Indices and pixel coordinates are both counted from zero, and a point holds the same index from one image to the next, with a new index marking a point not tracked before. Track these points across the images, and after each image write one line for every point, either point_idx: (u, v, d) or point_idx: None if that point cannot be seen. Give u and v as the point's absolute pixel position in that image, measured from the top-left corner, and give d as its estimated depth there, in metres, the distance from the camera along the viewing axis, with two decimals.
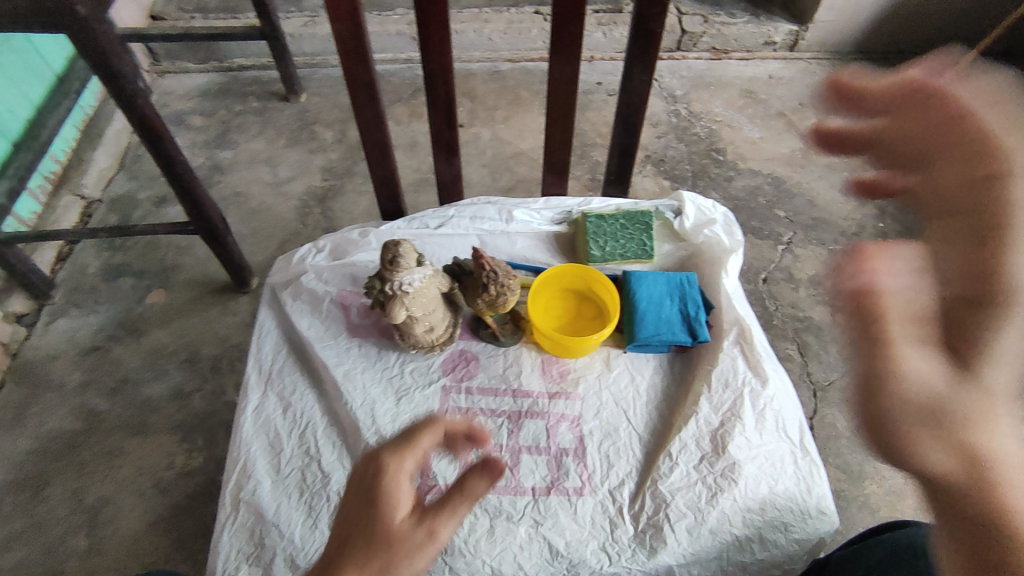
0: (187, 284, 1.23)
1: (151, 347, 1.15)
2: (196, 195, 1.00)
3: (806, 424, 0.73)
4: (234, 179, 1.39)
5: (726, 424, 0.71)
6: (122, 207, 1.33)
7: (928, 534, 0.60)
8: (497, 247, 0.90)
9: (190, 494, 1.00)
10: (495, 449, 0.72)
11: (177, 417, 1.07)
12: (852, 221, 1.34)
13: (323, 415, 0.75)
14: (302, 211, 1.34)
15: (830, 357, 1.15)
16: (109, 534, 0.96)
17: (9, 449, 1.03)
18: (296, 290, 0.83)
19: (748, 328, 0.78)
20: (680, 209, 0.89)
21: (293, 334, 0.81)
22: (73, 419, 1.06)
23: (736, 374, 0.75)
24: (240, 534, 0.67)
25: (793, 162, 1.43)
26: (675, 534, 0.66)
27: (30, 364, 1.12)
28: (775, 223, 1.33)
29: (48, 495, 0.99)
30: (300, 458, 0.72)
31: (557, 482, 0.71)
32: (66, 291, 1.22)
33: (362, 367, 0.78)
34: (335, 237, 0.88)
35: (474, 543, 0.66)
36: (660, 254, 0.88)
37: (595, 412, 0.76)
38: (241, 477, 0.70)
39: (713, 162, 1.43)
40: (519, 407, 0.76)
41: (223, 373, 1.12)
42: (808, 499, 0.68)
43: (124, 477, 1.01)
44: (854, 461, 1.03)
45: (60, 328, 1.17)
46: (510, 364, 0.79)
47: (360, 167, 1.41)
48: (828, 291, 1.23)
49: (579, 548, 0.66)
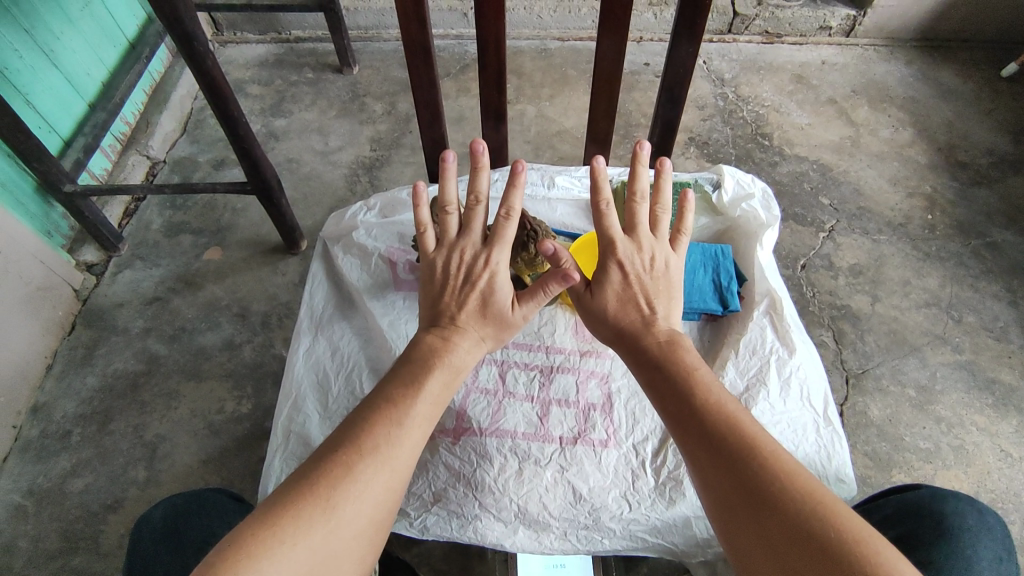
0: (241, 243, 1.30)
1: (206, 300, 1.22)
2: (255, 156, 1.06)
3: (831, 396, 0.74)
4: (288, 146, 1.45)
5: (750, 388, 0.73)
6: (184, 168, 1.40)
7: (935, 494, 0.62)
8: (539, 211, 0.94)
9: (239, 436, 1.07)
10: (526, 400, 0.76)
11: (228, 365, 1.14)
12: (899, 211, 1.31)
13: (368, 358, 0.79)
14: (350, 178, 1.39)
15: (864, 346, 1.14)
16: (165, 467, 1.04)
17: (79, 385, 1.12)
18: (347, 245, 0.88)
19: (779, 299, 0.79)
20: (719, 182, 0.90)
21: (343, 287, 0.86)
22: (136, 362, 1.15)
23: (764, 341, 0.76)
24: (290, 462, 0.73)
25: (840, 149, 1.41)
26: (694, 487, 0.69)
27: (98, 310, 1.21)
28: (817, 210, 1.31)
29: (112, 429, 1.08)
30: (346, 397, 0.77)
31: (583, 433, 0.74)
32: (132, 245, 1.30)
33: (404, 318, 0.81)
34: (384, 195, 0.92)
35: (503, 481, 0.71)
36: (697, 227, 0.90)
37: (624, 371, 0.78)
38: (293, 410, 0.76)
39: (758, 146, 1.42)
40: (551, 362, 0.79)
41: (272, 328, 1.18)
42: (827, 466, 0.70)
43: (179, 417, 1.09)
44: (882, 450, 1.03)
45: (125, 278, 1.25)
46: (545, 322, 0.82)
47: (407, 139, 1.45)
48: (867, 281, 1.22)
49: (601, 494, 0.70)
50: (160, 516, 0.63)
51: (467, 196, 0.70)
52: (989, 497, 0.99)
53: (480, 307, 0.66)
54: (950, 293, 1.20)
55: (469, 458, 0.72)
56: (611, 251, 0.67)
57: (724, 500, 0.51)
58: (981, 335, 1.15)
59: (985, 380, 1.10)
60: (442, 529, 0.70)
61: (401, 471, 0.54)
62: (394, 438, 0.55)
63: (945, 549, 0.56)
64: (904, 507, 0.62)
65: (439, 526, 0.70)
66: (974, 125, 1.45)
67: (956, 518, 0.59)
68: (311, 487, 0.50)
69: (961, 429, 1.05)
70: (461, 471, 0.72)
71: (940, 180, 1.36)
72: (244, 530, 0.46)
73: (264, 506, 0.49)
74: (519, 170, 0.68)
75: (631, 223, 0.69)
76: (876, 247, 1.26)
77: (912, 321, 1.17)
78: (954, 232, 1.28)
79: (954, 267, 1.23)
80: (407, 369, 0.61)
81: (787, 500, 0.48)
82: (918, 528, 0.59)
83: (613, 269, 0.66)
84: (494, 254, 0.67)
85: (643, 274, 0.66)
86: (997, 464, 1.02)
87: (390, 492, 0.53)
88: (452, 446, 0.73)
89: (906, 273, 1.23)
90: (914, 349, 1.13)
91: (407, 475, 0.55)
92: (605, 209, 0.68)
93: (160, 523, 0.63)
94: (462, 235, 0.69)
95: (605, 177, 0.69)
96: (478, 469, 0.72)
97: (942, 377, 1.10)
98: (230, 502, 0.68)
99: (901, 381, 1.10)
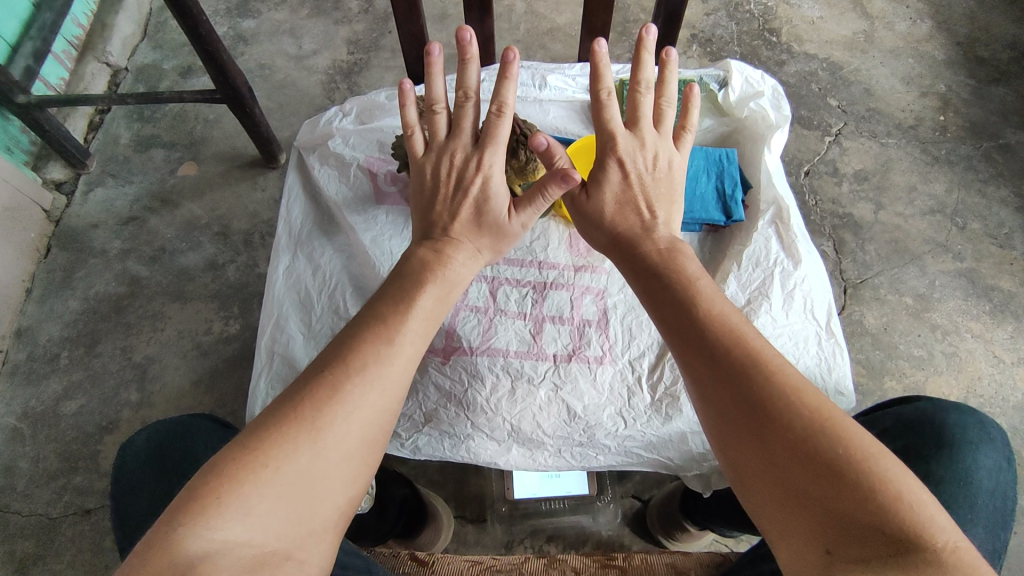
0: (217, 157, 1.22)
1: (184, 218, 1.17)
2: (221, 60, 0.97)
3: (835, 308, 0.72)
4: (259, 50, 1.34)
5: (752, 302, 0.71)
6: (149, 76, 1.30)
7: (938, 405, 0.60)
8: (529, 114, 0.87)
9: (230, 357, 1.06)
10: (518, 317, 0.74)
11: (213, 287, 1.11)
12: (910, 112, 1.24)
13: (351, 278, 0.76)
14: (328, 84, 1.31)
15: (864, 255, 1.11)
16: (158, 388, 1.04)
17: (61, 308, 1.09)
18: (324, 155, 0.82)
19: (786, 208, 0.75)
20: (727, 80, 0.82)
21: (322, 201, 0.81)
22: (118, 284, 1.11)
23: (768, 253, 0.73)
24: (276, 384, 0.72)
25: (852, 45, 1.31)
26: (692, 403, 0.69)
27: (72, 231, 1.15)
28: (824, 112, 1.24)
29: (100, 351, 1.06)
30: (330, 317, 0.74)
31: (578, 350, 0.72)
32: (101, 161, 1.22)
33: (389, 234, 0.77)
34: (361, 99, 0.84)
35: (496, 401, 0.70)
36: (700, 130, 0.84)
37: (621, 286, 0.75)
38: (275, 332, 0.74)
39: (764, 43, 1.31)
40: (544, 278, 0.76)
41: (256, 247, 1.14)
42: (827, 379, 0.69)
43: (167, 339, 1.07)
44: (876, 358, 1.04)
45: (97, 197, 1.18)
46: (537, 236, 0.77)
47: (387, 40, 1.34)
48: (872, 187, 1.17)
49: (596, 411, 0.69)
50: (142, 441, 0.62)
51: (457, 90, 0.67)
52: (977, 401, 1.01)
53: (475, 217, 0.64)
54: (956, 199, 1.16)
55: (459, 378, 0.70)
56: (611, 147, 0.64)
57: (722, 413, 0.50)
58: (985, 242, 1.12)
59: (984, 288, 1.09)
60: (434, 448, 0.70)
61: (393, 391, 0.53)
62: (384, 357, 0.53)
63: (943, 462, 0.56)
64: (903, 420, 0.61)
65: (431, 446, 0.70)
66: (998, 15, 1.34)
67: (958, 430, 0.58)
68: (296, 411, 0.49)
69: (956, 336, 1.05)
70: (452, 391, 0.70)
71: (957, 78, 1.28)
72: (227, 455, 0.47)
73: (250, 430, 0.49)
74: (511, 58, 0.64)
75: (634, 116, 0.66)
76: (884, 151, 1.21)
77: (915, 229, 1.14)
78: (966, 134, 1.22)
79: (964, 171, 1.19)
80: (398, 287, 0.60)
81: (790, 416, 0.47)
82: (919, 442, 0.58)
83: (612, 168, 0.64)
84: (487, 158, 0.64)
85: (645, 175, 0.64)
86: (988, 369, 1.03)
87: (383, 412, 0.52)
88: (442, 366, 0.71)
89: (913, 178, 1.18)
90: (915, 258, 1.11)
91: (400, 392, 0.54)
92: (605, 98, 0.66)
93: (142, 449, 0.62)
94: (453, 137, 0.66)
95: (608, 63, 0.66)
96: (469, 389, 0.70)
97: (941, 285, 1.09)
98: (214, 427, 0.65)
99: (900, 290, 1.08)
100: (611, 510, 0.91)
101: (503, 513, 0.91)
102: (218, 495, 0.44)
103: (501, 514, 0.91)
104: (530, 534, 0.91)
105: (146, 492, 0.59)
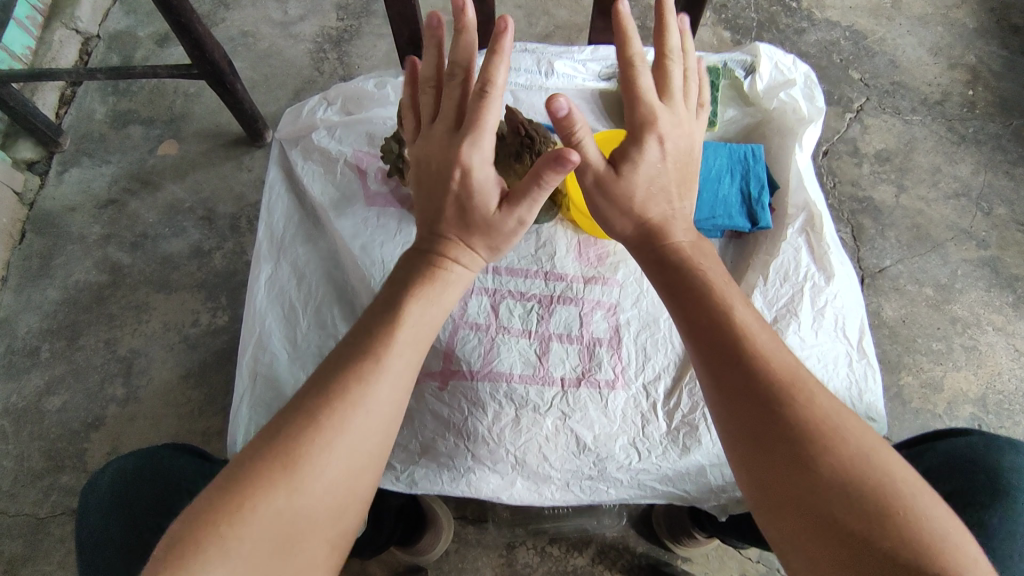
0: (199, 135, 1.14)
1: (166, 201, 1.10)
2: (197, 33, 0.89)
3: (867, 326, 0.67)
4: (241, 16, 1.24)
5: (779, 320, 0.66)
6: (122, 44, 1.19)
7: (990, 444, 0.56)
8: (534, 104, 0.80)
9: (218, 350, 1.02)
10: (523, 336, 0.69)
11: (199, 275, 1.06)
12: (937, 86, 1.17)
13: (340, 289, 0.71)
14: (316, 54, 1.22)
15: (883, 242, 1.06)
16: (144, 383, 1.00)
17: (39, 297, 1.04)
18: (309, 151, 0.75)
19: (817, 215, 0.69)
20: (754, 66, 0.77)
21: (307, 203, 0.75)
22: (98, 272, 1.06)
23: (798, 265, 0.68)
24: (258, 407, 0.67)
25: (877, 12, 1.22)
26: (710, 433, 0.65)
27: (48, 215, 1.09)
28: (845, 86, 1.16)
29: (83, 344, 1.02)
30: (317, 333, 0.70)
31: (588, 373, 0.67)
32: (75, 138, 1.14)
33: (379, 241, 0.71)
34: (345, 87, 0.77)
35: (498, 432, 0.65)
36: (723, 122, 0.77)
37: (634, 301, 0.71)
38: (258, 349, 0.69)
39: (784, 9, 1.22)
40: (550, 291, 0.71)
41: (242, 232, 1.08)
42: (857, 405, 0.65)
43: (152, 331, 1.03)
44: (893, 352, 0.99)
45: (72, 178, 1.11)
46: (543, 244, 0.73)
47: (378, 5, 1.25)
48: (894, 168, 1.11)
49: (607, 442, 0.65)
50: (106, 483, 0.57)
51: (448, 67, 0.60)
52: (997, 398, 0.98)
53: (460, 212, 0.58)
54: (983, 182, 1.10)
55: (460, 405, 0.66)
56: (648, 121, 0.58)
57: (745, 438, 0.46)
58: (1011, 229, 1.07)
59: (1008, 278, 1.04)
60: (432, 483, 0.66)
61: (386, 419, 0.48)
62: (376, 381, 0.48)
63: (998, 511, 0.52)
64: (950, 460, 0.57)
65: (428, 480, 0.66)
66: None
67: (1013, 475, 0.54)
68: (280, 441, 0.45)
69: (977, 329, 1.01)
70: (451, 419, 0.66)
71: (987, 49, 1.20)
72: (211, 496, 0.42)
73: (236, 466, 0.44)
74: (504, 26, 0.55)
75: (664, 87, 0.60)
76: (908, 130, 1.13)
77: (938, 214, 1.08)
78: (995, 111, 1.15)
79: (991, 151, 1.12)
80: (393, 295, 0.54)
81: (823, 451, 0.42)
82: (968, 487, 0.54)
83: (649, 143, 0.58)
84: (464, 151, 0.56)
85: (677, 153, 0.59)
86: (1009, 364, 0.99)
87: (375, 443, 0.48)
88: (441, 391, 0.67)
89: (938, 158, 1.12)
90: (937, 245, 1.06)
91: (394, 419, 0.49)
92: (637, 64, 0.58)
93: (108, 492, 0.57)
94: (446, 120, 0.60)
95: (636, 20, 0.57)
96: (471, 417, 0.66)
97: (963, 275, 1.04)
98: (192, 468, 0.59)
99: (920, 280, 1.03)
100: (615, 513, 0.89)
101: (504, 516, 0.89)
102: (196, 539, 0.40)
103: (502, 517, 0.89)
104: (533, 536, 0.88)
105: (114, 541, 0.55)
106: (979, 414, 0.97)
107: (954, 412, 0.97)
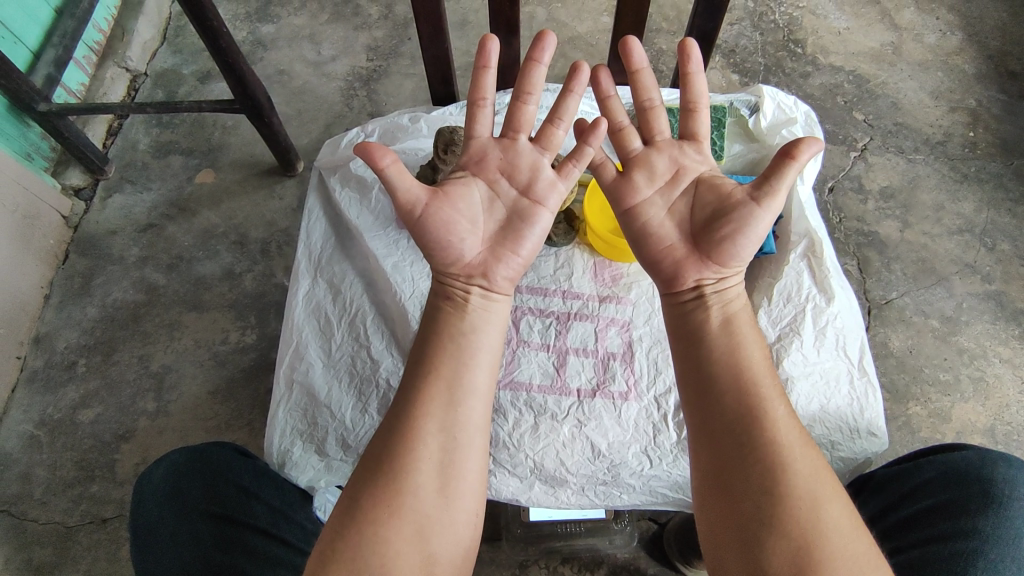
0: (234, 165, 1.21)
1: (202, 227, 1.16)
2: (241, 72, 0.97)
3: (867, 345, 0.71)
4: (278, 56, 1.33)
5: (783, 338, 0.70)
6: (167, 81, 1.28)
7: (984, 457, 0.59)
8: None
9: (246, 367, 1.06)
10: (542, 349, 0.73)
11: (230, 296, 1.11)
12: (939, 127, 1.21)
13: (372, 304, 0.76)
14: (346, 91, 1.30)
15: (889, 275, 1.09)
16: (174, 398, 1.04)
17: (78, 315, 1.10)
18: (346, 177, 0.81)
19: (818, 241, 0.73)
20: (758, 105, 0.82)
21: (343, 224, 0.80)
22: (136, 291, 1.11)
23: (800, 287, 0.72)
24: (295, 412, 0.72)
25: (879, 57, 1.28)
26: None
27: (91, 238, 1.16)
28: (849, 126, 1.22)
29: (117, 359, 1.07)
30: (351, 344, 0.74)
31: (602, 384, 0.71)
32: (119, 167, 1.22)
33: (410, 260, 0.76)
34: (384, 122, 0.86)
35: (518, 437, 0.69)
36: (729, 156, 0.83)
37: (646, 319, 0.74)
38: (295, 358, 0.74)
39: (789, 54, 1.28)
40: (568, 308, 0.75)
41: (272, 256, 1.14)
42: (859, 419, 0.68)
43: (183, 348, 1.07)
44: (900, 382, 1.01)
45: (115, 203, 1.18)
46: (561, 264, 0.77)
47: (406, 47, 1.33)
48: (898, 205, 1.15)
49: (620, 450, 0.68)
50: (161, 474, 0.61)
51: (513, 98, 0.63)
52: (1005, 428, 0.99)
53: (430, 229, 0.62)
54: (985, 219, 1.13)
55: None
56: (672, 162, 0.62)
57: (720, 478, 0.51)
58: (1015, 263, 1.10)
59: (1013, 311, 1.06)
60: None
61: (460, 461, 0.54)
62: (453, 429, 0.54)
63: (990, 520, 0.55)
64: (946, 472, 0.59)
65: None
66: None
67: (1005, 486, 0.56)
68: (377, 482, 0.52)
69: (984, 360, 1.03)
70: None
71: (987, 93, 1.25)
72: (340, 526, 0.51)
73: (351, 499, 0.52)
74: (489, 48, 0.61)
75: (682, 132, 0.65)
76: (911, 168, 1.18)
77: (942, 249, 1.11)
78: (996, 150, 1.19)
79: (993, 189, 1.16)
80: (457, 350, 0.57)
81: (783, 510, 0.48)
82: (963, 497, 0.57)
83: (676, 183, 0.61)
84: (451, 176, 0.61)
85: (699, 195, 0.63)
86: (1015, 396, 1.01)
87: (456, 483, 0.53)
88: None
89: (941, 196, 1.16)
90: (942, 279, 1.09)
91: (471, 461, 0.54)
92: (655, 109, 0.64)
93: (163, 482, 0.61)
94: (502, 153, 0.62)
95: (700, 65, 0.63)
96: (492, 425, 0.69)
97: (968, 308, 1.07)
98: (237, 459, 0.64)
99: (925, 312, 1.06)
100: (627, 533, 0.90)
101: (517, 534, 0.89)
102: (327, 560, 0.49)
103: (515, 534, 0.89)
104: (544, 555, 0.90)
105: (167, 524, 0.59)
106: (989, 444, 0.98)
107: (962, 442, 0.98)
